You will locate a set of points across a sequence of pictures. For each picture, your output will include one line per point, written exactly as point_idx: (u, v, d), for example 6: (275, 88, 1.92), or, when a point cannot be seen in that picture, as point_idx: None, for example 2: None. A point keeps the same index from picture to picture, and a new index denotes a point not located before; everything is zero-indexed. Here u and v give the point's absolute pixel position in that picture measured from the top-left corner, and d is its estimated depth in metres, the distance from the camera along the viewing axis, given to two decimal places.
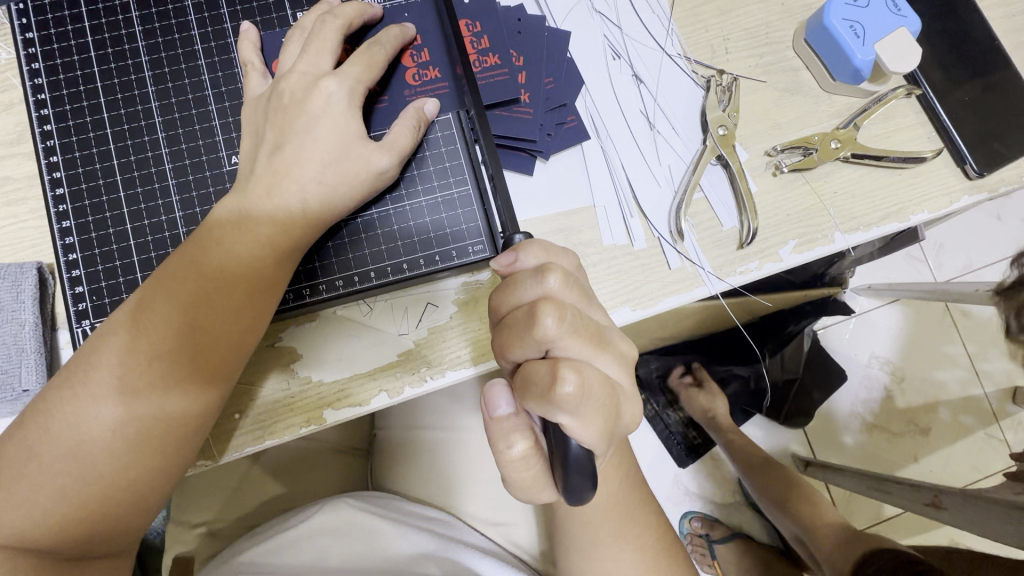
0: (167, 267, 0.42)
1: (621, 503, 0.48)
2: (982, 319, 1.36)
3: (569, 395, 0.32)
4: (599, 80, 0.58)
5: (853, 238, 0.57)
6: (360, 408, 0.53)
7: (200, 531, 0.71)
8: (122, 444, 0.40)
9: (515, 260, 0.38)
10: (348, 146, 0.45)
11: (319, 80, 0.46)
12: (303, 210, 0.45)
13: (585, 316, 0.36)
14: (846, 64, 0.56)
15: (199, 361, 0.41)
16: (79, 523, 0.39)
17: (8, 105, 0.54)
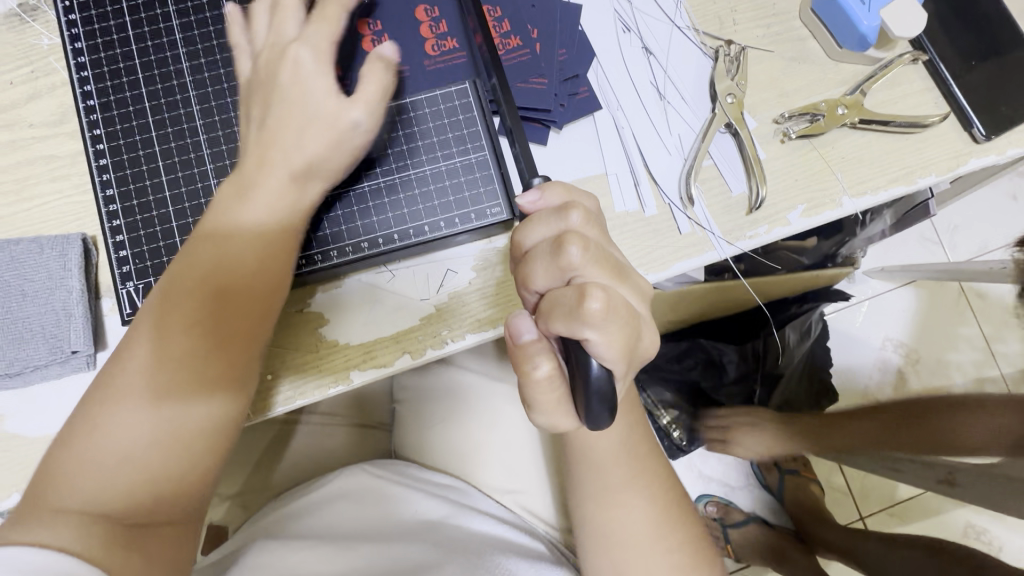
0: (188, 252, 0.46)
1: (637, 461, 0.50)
2: (996, 299, 1.36)
3: (596, 312, 0.34)
4: (611, 53, 0.60)
5: (861, 201, 0.58)
6: (384, 369, 0.55)
7: (231, 502, 0.75)
8: (174, 379, 0.42)
9: (538, 199, 0.40)
10: (324, 111, 0.48)
11: (286, 49, 0.49)
12: (292, 172, 0.47)
13: (605, 250, 0.38)
14: (852, 32, 0.58)
15: (231, 324, 0.45)
16: (140, 492, 0.40)
17: (52, 87, 0.57)
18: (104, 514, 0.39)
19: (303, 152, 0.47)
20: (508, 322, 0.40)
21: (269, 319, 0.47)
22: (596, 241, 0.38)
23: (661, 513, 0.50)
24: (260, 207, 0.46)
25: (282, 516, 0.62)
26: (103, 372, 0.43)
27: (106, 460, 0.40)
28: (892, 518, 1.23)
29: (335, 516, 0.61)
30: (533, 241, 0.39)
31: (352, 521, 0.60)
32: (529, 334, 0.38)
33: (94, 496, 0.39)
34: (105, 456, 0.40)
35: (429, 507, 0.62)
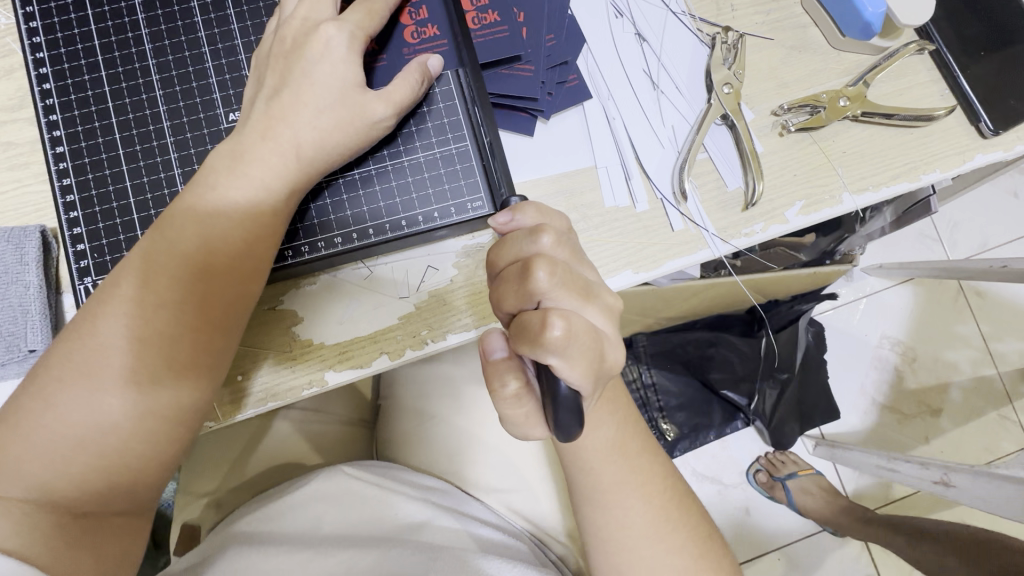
0: (156, 232, 0.42)
1: (618, 472, 0.48)
2: (994, 298, 1.36)
3: (557, 339, 0.32)
4: (601, 39, 0.57)
5: (862, 199, 0.55)
6: (360, 371, 0.53)
7: (205, 501, 0.71)
8: (151, 361, 0.40)
9: (511, 220, 0.38)
10: (347, 95, 0.45)
11: (318, 27, 0.45)
12: (298, 154, 0.44)
13: (575, 271, 0.35)
14: (856, 19, 0.55)
15: (201, 313, 0.42)
16: (93, 482, 0.39)
17: (8, 71, 0.54)
18: (51, 503, 0.37)
19: (267, 139, 0.44)
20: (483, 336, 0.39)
21: (243, 310, 0.44)
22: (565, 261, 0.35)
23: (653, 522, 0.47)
24: (238, 187, 0.43)
25: (258, 515, 0.60)
26: (63, 354, 0.40)
27: (60, 445, 0.38)
28: None
29: (313, 512, 0.59)
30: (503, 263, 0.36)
31: (332, 519, 0.59)
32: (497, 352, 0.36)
33: (44, 480, 0.38)
34: (59, 441, 0.38)
35: (409, 508, 0.60)
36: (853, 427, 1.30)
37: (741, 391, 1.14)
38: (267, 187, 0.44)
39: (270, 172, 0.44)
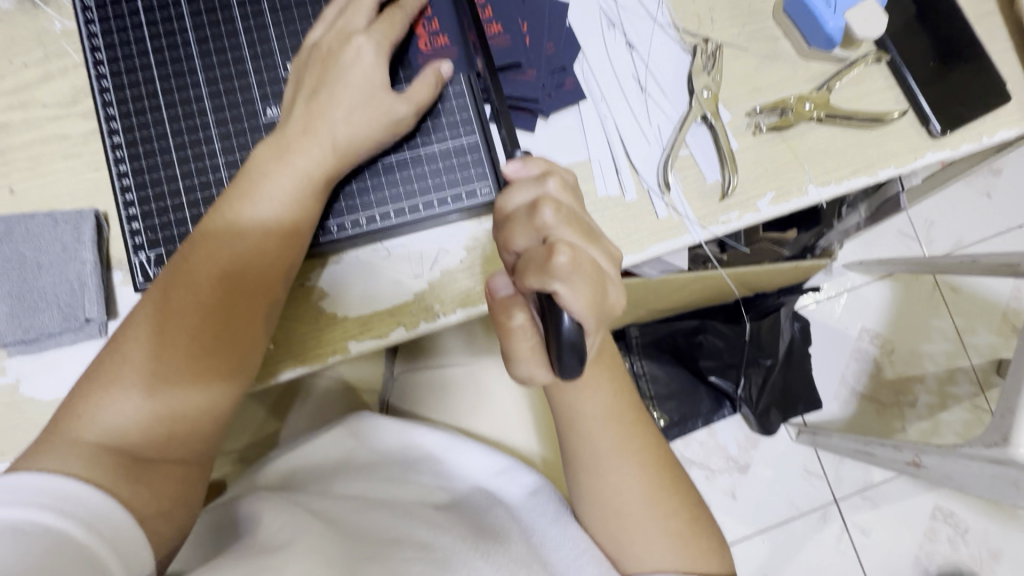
0: (214, 215, 0.50)
1: (615, 432, 0.53)
2: (968, 293, 1.44)
3: (563, 265, 0.38)
4: (596, 48, 0.63)
5: (825, 191, 0.62)
6: (380, 341, 0.59)
7: (233, 457, 0.78)
8: (213, 323, 0.47)
9: (519, 168, 0.44)
10: (374, 94, 0.52)
11: (351, 36, 0.52)
12: (332, 145, 0.51)
13: (578, 214, 0.42)
14: (819, 32, 0.62)
15: (251, 291, 0.49)
16: (156, 432, 0.45)
17: (64, 70, 0.60)
18: (119, 449, 0.44)
19: (307, 132, 0.51)
20: (491, 282, 0.45)
21: (281, 291, 0.51)
22: (570, 204, 0.42)
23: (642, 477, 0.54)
24: (278, 181, 0.50)
25: (295, 453, 0.67)
26: (139, 318, 0.47)
27: (137, 395, 0.45)
28: (864, 501, 1.34)
29: (348, 444, 0.68)
30: (509, 206, 0.42)
31: (366, 454, 0.67)
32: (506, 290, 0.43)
33: (114, 430, 0.44)
34: (129, 397, 0.45)
35: (423, 438, 0.68)
36: (833, 415, 1.38)
37: (728, 375, 1.21)
38: (305, 174, 0.51)
39: (307, 162, 0.51)
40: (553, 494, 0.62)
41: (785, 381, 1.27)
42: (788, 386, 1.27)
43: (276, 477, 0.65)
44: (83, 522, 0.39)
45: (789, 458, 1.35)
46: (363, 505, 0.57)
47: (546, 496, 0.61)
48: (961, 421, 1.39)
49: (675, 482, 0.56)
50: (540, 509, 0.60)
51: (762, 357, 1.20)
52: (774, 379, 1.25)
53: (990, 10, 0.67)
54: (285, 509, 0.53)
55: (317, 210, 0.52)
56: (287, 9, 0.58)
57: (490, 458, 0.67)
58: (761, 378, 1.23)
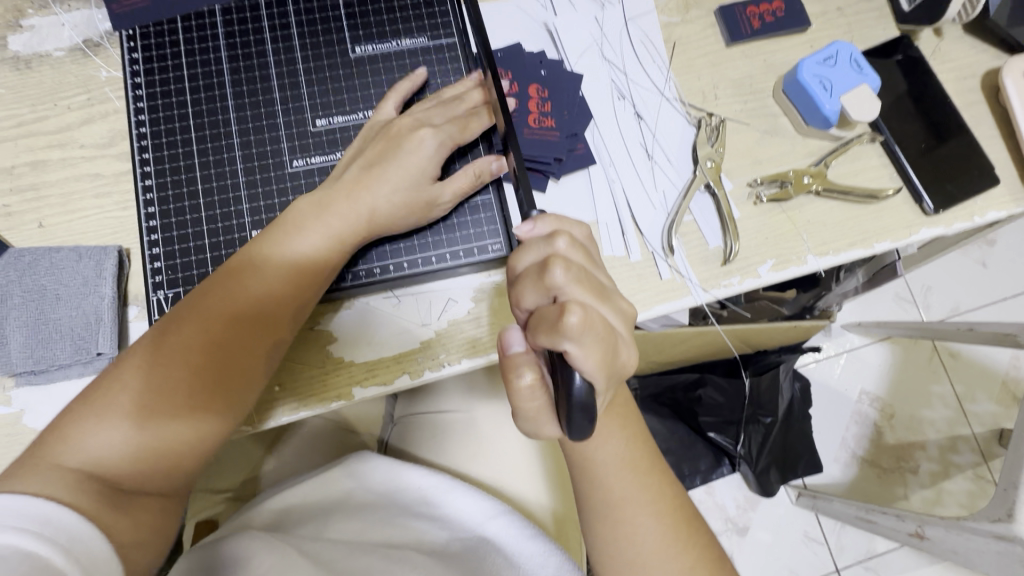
0: (241, 258, 0.52)
1: (628, 487, 0.50)
2: (967, 360, 1.45)
3: (574, 325, 0.37)
4: (606, 116, 0.67)
5: (824, 261, 0.65)
6: (384, 387, 0.60)
7: (225, 496, 0.76)
8: (216, 362, 0.48)
9: (531, 228, 0.43)
10: (417, 184, 0.55)
11: (421, 128, 0.56)
12: (371, 219, 0.54)
13: (589, 272, 0.41)
14: (817, 113, 0.66)
15: (267, 329, 0.51)
16: (142, 462, 0.45)
17: (104, 115, 0.64)
18: (101, 473, 0.43)
19: (360, 202, 0.54)
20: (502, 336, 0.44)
21: (286, 337, 0.52)
22: (580, 263, 0.41)
23: (665, 535, 0.50)
24: (310, 233, 0.53)
25: (291, 488, 0.66)
26: (149, 345, 0.48)
27: (130, 423, 0.45)
28: (867, 571, 1.29)
29: (347, 481, 0.67)
30: (521, 264, 0.42)
31: (361, 493, 0.66)
32: (517, 344, 0.43)
33: (102, 456, 0.44)
34: (121, 422, 0.45)
35: (421, 479, 0.67)
36: (834, 479, 1.36)
37: (727, 432, 1.21)
38: (335, 233, 0.53)
39: (339, 222, 0.53)
40: (549, 543, 0.61)
41: (786, 440, 1.26)
42: (788, 445, 1.26)
43: (271, 515, 0.64)
44: (58, 545, 0.38)
45: (789, 522, 1.32)
46: (358, 548, 0.57)
47: (542, 546, 0.61)
48: (964, 491, 1.37)
49: (694, 544, 0.50)
50: (539, 564, 0.59)
51: (762, 416, 1.20)
52: (774, 438, 1.24)
53: (976, 98, 0.71)
54: (273, 552, 0.52)
55: (337, 264, 0.55)
56: (319, 68, 0.61)
57: (483, 502, 0.64)
58: (761, 435, 1.22)
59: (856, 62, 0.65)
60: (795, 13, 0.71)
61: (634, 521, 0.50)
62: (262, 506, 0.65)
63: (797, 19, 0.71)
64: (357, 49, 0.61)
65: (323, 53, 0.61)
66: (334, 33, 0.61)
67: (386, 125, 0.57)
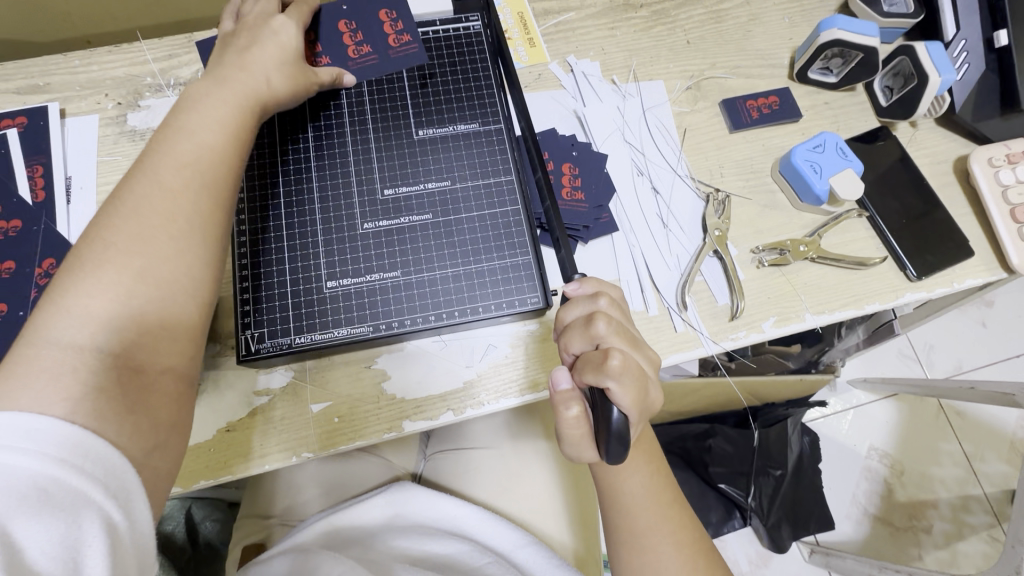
0: (159, 148, 0.52)
1: (652, 515, 0.56)
2: (973, 418, 1.49)
3: (616, 367, 0.45)
4: (627, 190, 0.78)
5: (820, 318, 0.73)
6: (430, 421, 0.68)
7: (270, 522, 0.82)
8: (177, 228, 0.49)
9: (576, 286, 0.53)
10: (291, 58, 0.63)
11: (269, 18, 0.64)
12: (268, 84, 0.60)
13: (625, 325, 0.50)
14: (809, 190, 0.76)
15: (213, 156, 0.53)
16: (144, 334, 0.46)
17: None
18: (105, 354, 0.44)
19: (266, 70, 0.60)
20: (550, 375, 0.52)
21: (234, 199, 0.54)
22: (619, 319, 0.50)
23: (683, 561, 0.55)
24: (204, 121, 0.55)
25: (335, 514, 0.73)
26: (96, 235, 0.48)
27: (108, 300, 0.45)
28: None
29: (389, 509, 0.73)
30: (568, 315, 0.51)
31: (401, 520, 0.72)
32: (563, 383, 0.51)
33: (96, 329, 0.44)
34: (105, 303, 0.45)
35: (454, 508, 0.73)
36: (847, 535, 1.38)
37: (738, 483, 1.24)
38: (241, 91, 0.58)
39: (239, 81, 0.58)
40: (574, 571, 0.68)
41: (796, 494, 1.29)
42: (799, 498, 1.29)
43: (319, 537, 0.70)
44: (117, 501, 0.40)
45: None
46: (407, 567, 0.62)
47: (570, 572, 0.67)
48: (979, 552, 1.37)
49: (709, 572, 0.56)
50: None
51: (770, 469, 1.22)
52: (784, 491, 1.27)
53: (950, 180, 0.81)
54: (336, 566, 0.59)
55: (255, 120, 0.59)
56: (388, 146, 0.72)
57: (516, 531, 0.72)
58: (769, 489, 1.24)
59: (841, 150, 0.76)
60: (789, 106, 0.83)
61: (657, 549, 0.56)
62: (310, 528, 0.71)
63: (790, 111, 0.83)
64: (420, 132, 0.73)
65: (392, 132, 0.73)
66: (402, 117, 0.74)
67: (232, 32, 0.64)
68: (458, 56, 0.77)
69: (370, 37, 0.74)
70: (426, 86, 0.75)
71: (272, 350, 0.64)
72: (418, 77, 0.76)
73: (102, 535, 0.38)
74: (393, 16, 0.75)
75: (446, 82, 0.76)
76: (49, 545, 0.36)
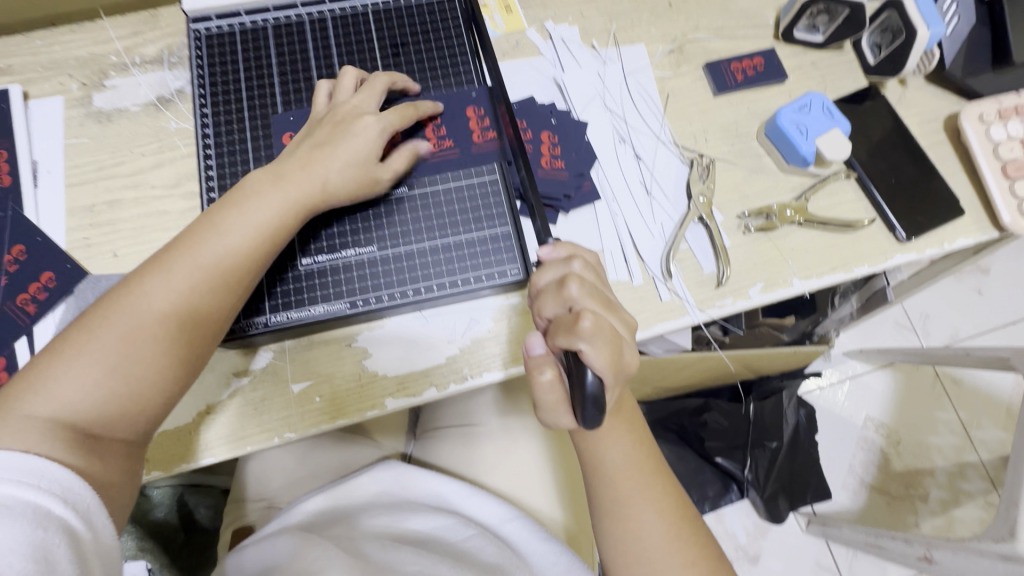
0: (192, 241, 0.55)
1: (635, 484, 0.56)
2: (969, 386, 1.49)
3: (587, 329, 0.44)
4: (609, 159, 0.76)
5: (808, 283, 0.72)
6: (414, 399, 0.67)
7: (259, 506, 0.81)
8: (170, 333, 0.52)
9: (550, 250, 0.52)
10: (362, 162, 0.61)
11: (361, 115, 0.63)
12: (322, 188, 0.60)
13: (599, 288, 0.49)
14: (796, 152, 0.74)
15: (233, 261, 0.55)
16: (108, 408, 0.50)
17: (172, 160, 0.74)
18: (71, 422, 0.48)
19: (339, 170, 0.60)
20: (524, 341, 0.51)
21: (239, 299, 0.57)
22: (592, 281, 0.49)
23: (667, 529, 0.55)
24: (242, 219, 0.56)
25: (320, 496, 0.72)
26: (103, 315, 0.51)
27: (91, 379, 0.49)
28: None
29: (375, 488, 0.73)
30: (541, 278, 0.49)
31: (386, 498, 0.72)
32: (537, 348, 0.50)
33: (67, 404, 0.48)
34: (85, 379, 0.49)
35: (440, 485, 0.73)
36: (843, 504, 1.38)
37: (736, 457, 1.24)
38: (292, 198, 0.59)
39: (294, 191, 0.59)
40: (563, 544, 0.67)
41: (791, 465, 1.29)
42: (794, 469, 1.29)
43: (305, 518, 0.69)
44: (75, 510, 0.45)
45: (799, 549, 1.35)
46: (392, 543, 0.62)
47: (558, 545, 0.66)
48: (976, 518, 1.38)
49: (694, 538, 0.55)
50: (550, 562, 0.66)
51: (766, 441, 1.23)
52: (779, 463, 1.27)
53: (941, 139, 0.79)
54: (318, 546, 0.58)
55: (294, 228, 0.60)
56: None
57: (503, 507, 0.71)
58: (765, 461, 1.25)
59: (828, 110, 0.75)
60: (774, 68, 0.81)
61: (639, 517, 0.55)
62: (297, 510, 0.70)
63: (776, 73, 0.81)
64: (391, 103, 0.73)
65: None
66: None
67: (324, 119, 0.64)
68: (430, 26, 0.76)
69: (452, 131, 0.71)
70: (399, 59, 0.75)
71: (246, 329, 0.63)
72: (389, 49, 0.75)
73: (66, 539, 0.43)
74: (480, 113, 0.72)
75: (418, 52, 0.75)
76: (16, 546, 0.40)
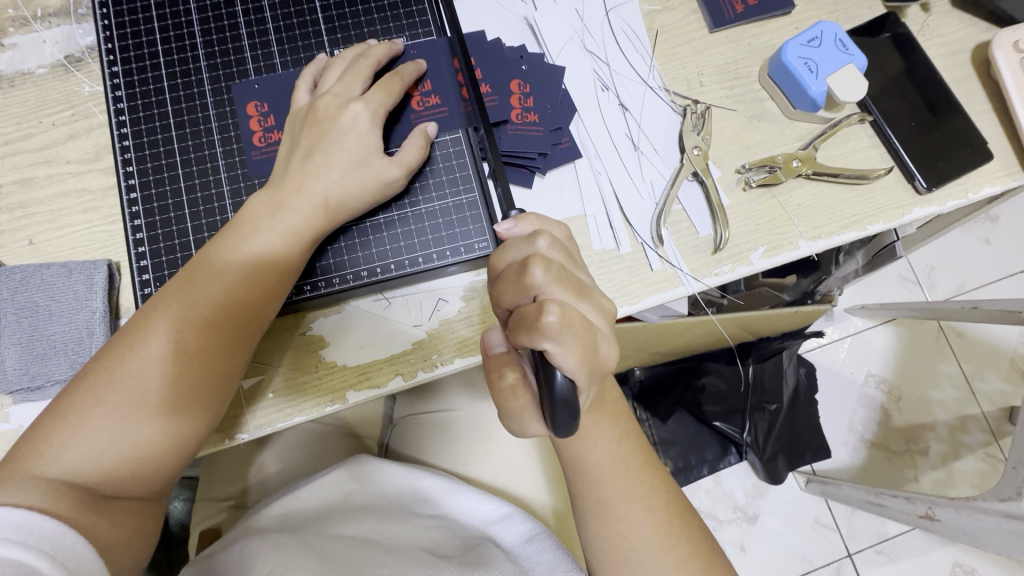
0: (201, 274, 0.50)
1: (622, 480, 0.50)
2: (974, 339, 1.43)
3: (553, 324, 0.37)
4: (590, 110, 0.67)
5: (816, 244, 0.64)
6: (377, 390, 0.60)
7: (225, 505, 0.76)
8: (183, 381, 0.48)
9: (511, 227, 0.45)
10: (366, 157, 0.55)
11: (348, 103, 0.56)
12: (326, 204, 0.54)
13: (568, 271, 0.41)
14: (803, 94, 0.65)
15: (244, 295, 0.51)
16: (122, 469, 0.46)
17: (88, 130, 0.64)
18: (85, 484, 0.45)
19: (339, 180, 0.54)
20: (483, 336, 0.44)
21: (255, 336, 0.52)
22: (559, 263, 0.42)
23: (658, 527, 0.49)
24: (254, 248, 0.52)
25: (287, 498, 0.67)
26: (113, 361, 0.47)
27: (107, 436, 0.46)
28: (880, 555, 1.29)
29: (346, 485, 0.67)
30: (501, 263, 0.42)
31: (359, 496, 0.66)
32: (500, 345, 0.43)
33: (81, 465, 0.45)
34: (98, 435, 0.46)
35: (419, 479, 0.68)
36: (844, 464, 1.35)
37: (734, 422, 1.19)
38: (296, 220, 0.53)
39: (295, 218, 0.53)
40: (551, 541, 0.61)
41: (791, 429, 1.25)
42: (795, 432, 1.25)
43: (271, 521, 0.64)
44: (64, 567, 0.40)
45: (798, 510, 1.32)
46: (361, 544, 0.57)
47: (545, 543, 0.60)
48: (976, 471, 1.35)
49: (688, 535, 0.50)
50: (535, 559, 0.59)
51: (765, 404, 1.18)
52: (779, 427, 1.23)
53: (967, 73, 0.70)
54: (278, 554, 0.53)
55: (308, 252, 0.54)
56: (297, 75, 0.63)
57: (487, 504, 0.65)
58: (765, 424, 1.21)
59: (840, 42, 0.65)
60: None
61: (627, 515, 0.50)
62: (262, 513, 0.65)
63: (779, 1, 0.70)
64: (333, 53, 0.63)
65: (303, 56, 0.63)
66: (313, 37, 0.64)
67: (308, 110, 0.57)
68: None
69: (438, 86, 0.62)
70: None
71: None
72: None
73: None
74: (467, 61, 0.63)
75: None
76: None
